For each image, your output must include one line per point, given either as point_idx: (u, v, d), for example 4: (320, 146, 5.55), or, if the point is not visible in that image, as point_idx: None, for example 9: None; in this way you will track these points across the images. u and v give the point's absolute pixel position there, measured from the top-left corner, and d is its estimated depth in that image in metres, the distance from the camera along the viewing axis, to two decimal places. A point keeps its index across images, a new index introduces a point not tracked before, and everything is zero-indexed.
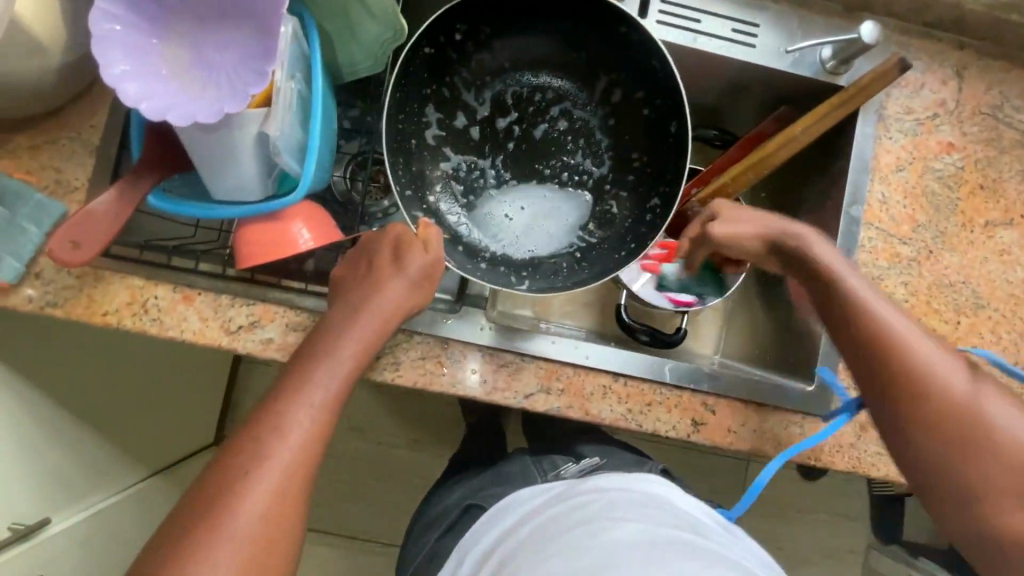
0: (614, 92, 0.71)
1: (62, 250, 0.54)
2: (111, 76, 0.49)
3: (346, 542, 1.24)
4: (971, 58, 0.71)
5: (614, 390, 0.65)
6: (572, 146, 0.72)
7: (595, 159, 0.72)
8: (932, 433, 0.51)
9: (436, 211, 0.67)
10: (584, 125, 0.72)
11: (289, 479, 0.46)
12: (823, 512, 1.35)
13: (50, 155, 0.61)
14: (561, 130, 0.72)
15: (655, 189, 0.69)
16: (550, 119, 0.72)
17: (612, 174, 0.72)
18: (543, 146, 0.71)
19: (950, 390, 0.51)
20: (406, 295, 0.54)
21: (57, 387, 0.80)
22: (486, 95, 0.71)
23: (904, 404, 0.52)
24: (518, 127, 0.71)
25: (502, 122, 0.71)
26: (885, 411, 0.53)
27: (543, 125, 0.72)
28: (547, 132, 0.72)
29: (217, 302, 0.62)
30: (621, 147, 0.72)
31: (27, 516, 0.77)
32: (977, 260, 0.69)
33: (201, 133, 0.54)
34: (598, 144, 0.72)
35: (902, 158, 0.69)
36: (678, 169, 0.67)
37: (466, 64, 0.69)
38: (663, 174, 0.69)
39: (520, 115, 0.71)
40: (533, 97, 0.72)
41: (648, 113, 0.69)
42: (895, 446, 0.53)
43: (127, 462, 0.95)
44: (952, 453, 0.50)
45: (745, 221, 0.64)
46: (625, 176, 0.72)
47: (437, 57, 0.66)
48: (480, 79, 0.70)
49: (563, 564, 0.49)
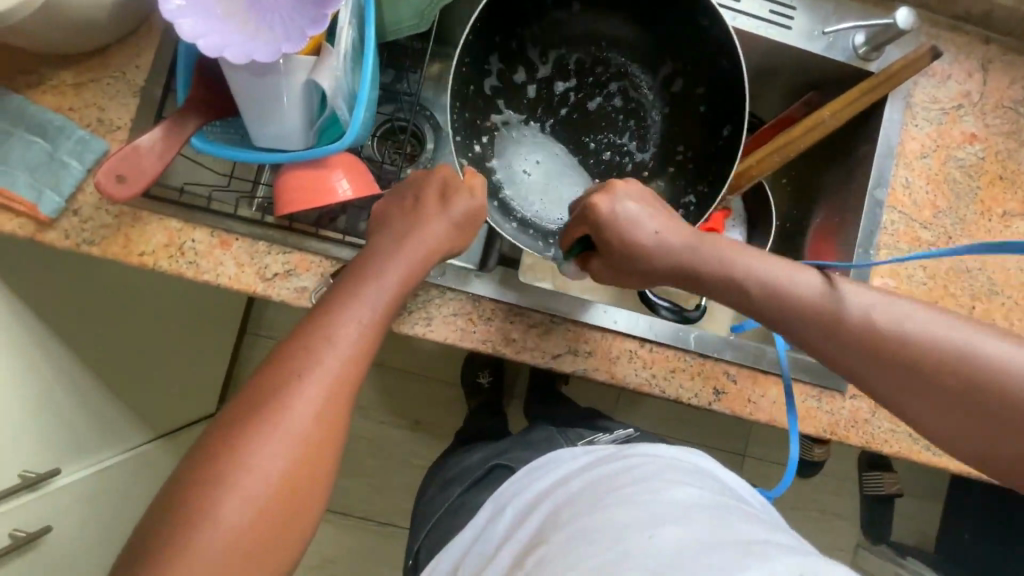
0: (675, 81, 0.74)
1: (109, 184, 0.56)
2: (169, 12, 0.49)
3: (343, 518, 1.23)
4: (997, 53, 0.73)
5: (640, 355, 0.67)
6: (622, 125, 0.76)
7: (640, 143, 0.76)
8: (960, 405, 0.46)
9: (481, 158, 0.71)
10: (637, 106, 0.76)
11: (334, 410, 0.47)
12: (815, 511, 1.33)
13: (92, 94, 0.62)
14: (614, 105, 0.77)
15: (695, 186, 0.73)
16: (605, 92, 0.77)
17: (653, 161, 0.76)
18: (594, 120, 0.76)
19: (924, 340, 0.47)
20: (448, 234, 0.57)
21: (80, 337, 0.77)
22: (551, 57, 0.75)
23: (914, 380, 0.47)
24: (574, 94, 0.77)
25: (559, 87, 0.76)
26: (899, 393, 0.48)
27: (598, 98, 0.77)
28: (600, 106, 0.77)
29: (254, 249, 0.62)
30: (669, 136, 0.75)
31: (41, 463, 0.74)
32: (993, 248, 0.71)
33: (251, 78, 0.53)
34: (647, 129, 0.76)
35: (927, 146, 0.71)
36: (723, 171, 0.69)
37: (540, 20, 0.73)
38: (705, 171, 0.72)
39: (578, 84, 0.77)
40: (595, 68, 0.76)
41: (703, 108, 0.72)
42: (922, 428, 0.49)
43: (137, 422, 0.91)
44: (959, 407, 0.46)
45: (637, 226, 0.54)
46: (666, 167, 0.75)
47: (515, 7, 0.70)
48: (549, 39, 0.75)
49: (620, 513, 0.50)
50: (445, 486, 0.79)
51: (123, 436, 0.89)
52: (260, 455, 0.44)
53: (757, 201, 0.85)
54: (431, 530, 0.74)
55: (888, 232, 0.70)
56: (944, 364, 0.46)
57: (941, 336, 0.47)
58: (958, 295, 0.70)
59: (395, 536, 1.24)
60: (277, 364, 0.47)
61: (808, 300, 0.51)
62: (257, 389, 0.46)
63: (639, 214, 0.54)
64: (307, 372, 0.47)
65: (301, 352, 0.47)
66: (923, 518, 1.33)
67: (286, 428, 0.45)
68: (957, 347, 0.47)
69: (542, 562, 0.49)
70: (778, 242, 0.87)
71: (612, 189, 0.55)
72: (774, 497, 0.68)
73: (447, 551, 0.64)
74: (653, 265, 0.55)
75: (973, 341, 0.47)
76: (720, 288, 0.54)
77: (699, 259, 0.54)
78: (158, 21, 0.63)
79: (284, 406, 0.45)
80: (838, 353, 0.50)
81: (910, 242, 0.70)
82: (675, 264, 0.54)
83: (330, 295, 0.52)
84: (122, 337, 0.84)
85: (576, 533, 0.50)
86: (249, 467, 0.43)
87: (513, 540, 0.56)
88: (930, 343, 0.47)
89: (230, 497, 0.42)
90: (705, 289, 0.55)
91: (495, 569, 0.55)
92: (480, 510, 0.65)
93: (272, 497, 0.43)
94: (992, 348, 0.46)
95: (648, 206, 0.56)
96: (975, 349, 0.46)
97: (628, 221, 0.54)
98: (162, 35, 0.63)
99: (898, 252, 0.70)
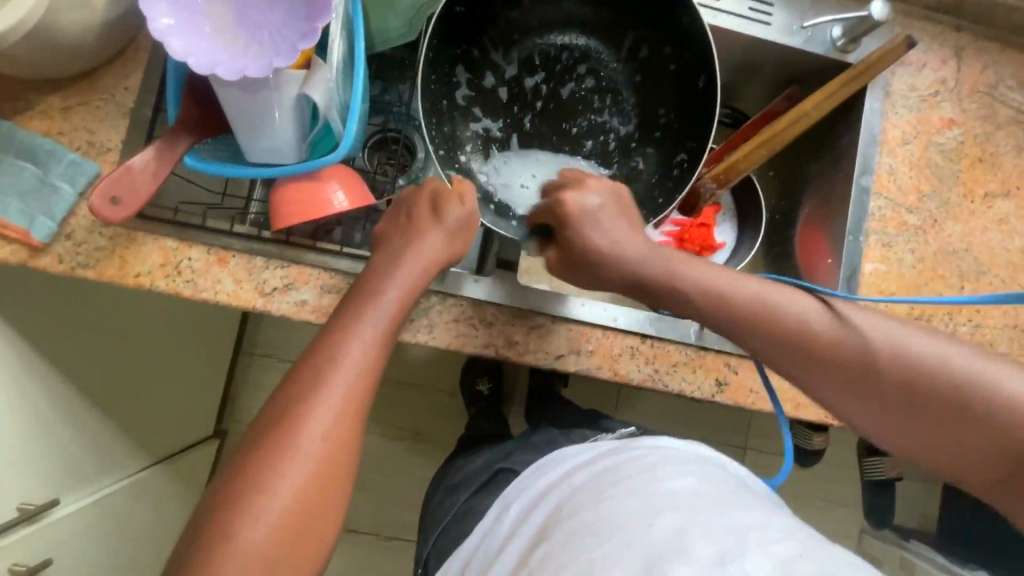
0: (640, 48, 0.76)
1: (104, 207, 0.55)
2: (158, 32, 0.49)
3: (348, 535, 1.22)
4: (969, 40, 0.75)
5: (641, 351, 0.67)
6: (599, 105, 0.78)
7: (622, 117, 0.78)
8: (861, 391, 0.47)
9: (468, 169, 0.72)
10: (611, 82, 0.78)
11: (338, 421, 0.47)
12: (818, 499, 1.34)
13: (82, 117, 0.61)
14: (587, 87, 0.78)
15: (683, 145, 0.73)
16: (576, 77, 0.78)
17: (638, 132, 0.77)
18: (570, 105, 0.77)
19: (846, 339, 0.48)
20: (444, 245, 0.58)
21: (74, 364, 0.76)
22: (514, 55, 0.76)
23: (830, 374, 0.49)
24: (545, 86, 0.77)
25: (530, 80, 0.77)
26: (819, 384, 0.50)
27: (570, 84, 0.78)
28: (574, 91, 0.78)
29: (252, 265, 0.62)
30: (647, 107, 0.77)
31: (39, 495, 0.72)
32: (978, 229, 0.73)
33: (243, 95, 0.53)
34: (625, 102, 0.78)
35: (908, 132, 0.73)
36: (705, 126, 0.70)
37: (494, 23, 0.74)
38: (689, 130, 0.73)
39: (547, 75, 0.77)
40: (559, 56, 0.77)
41: (674, 66, 0.73)
42: (855, 423, 0.49)
43: (137, 446, 0.90)
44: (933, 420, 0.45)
45: (603, 229, 0.56)
46: (651, 135, 0.77)
47: (468, 15, 0.71)
48: (508, 40, 0.76)
49: (623, 505, 0.50)
50: (453, 485, 0.79)
51: (121, 462, 0.87)
52: (277, 477, 0.44)
53: (745, 194, 0.87)
54: (440, 534, 0.74)
55: (876, 218, 0.72)
56: (882, 364, 0.46)
57: (904, 344, 0.46)
58: (947, 276, 0.72)
59: (402, 550, 1.23)
60: (290, 386, 0.48)
61: (741, 305, 0.52)
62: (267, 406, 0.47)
63: (603, 218, 0.57)
64: (315, 394, 0.47)
65: (311, 368, 0.48)
66: (924, 501, 1.34)
67: (299, 449, 0.45)
68: (898, 342, 0.46)
69: (545, 557, 0.50)
70: (768, 235, 0.89)
71: (585, 189, 0.58)
72: (779, 481, 0.67)
73: (458, 551, 0.64)
74: (624, 268, 0.56)
75: (914, 338, 0.47)
76: (661, 296, 0.55)
77: (656, 263, 0.55)
78: (146, 42, 0.63)
79: (296, 428, 0.45)
80: (761, 347, 0.52)
81: (897, 227, 0.72)
82: (636, 267, 0.56)
83: (336, 314, 0.52)
84: (117, 361, 0.82)
85: (578, 526, 0.50)
86: (268, 490, 0.43)
87: (517, 534, 0.56)
88: (855, 338, 0.48)
89: (251, 526, 0.42)
90: (650, 293, 0.56)
91: (502, 564, 0.55)
92: (488, 511, 0.65)
93: (281, 513, 0.43)
94: (956, 357, 0.45)
95: (616, 211, 0.58)
96: (959, 360, 0.45)
97: (592, 223, 0.57)
98: (150, 54, 0.63)
99: (886, 237, 0.71)
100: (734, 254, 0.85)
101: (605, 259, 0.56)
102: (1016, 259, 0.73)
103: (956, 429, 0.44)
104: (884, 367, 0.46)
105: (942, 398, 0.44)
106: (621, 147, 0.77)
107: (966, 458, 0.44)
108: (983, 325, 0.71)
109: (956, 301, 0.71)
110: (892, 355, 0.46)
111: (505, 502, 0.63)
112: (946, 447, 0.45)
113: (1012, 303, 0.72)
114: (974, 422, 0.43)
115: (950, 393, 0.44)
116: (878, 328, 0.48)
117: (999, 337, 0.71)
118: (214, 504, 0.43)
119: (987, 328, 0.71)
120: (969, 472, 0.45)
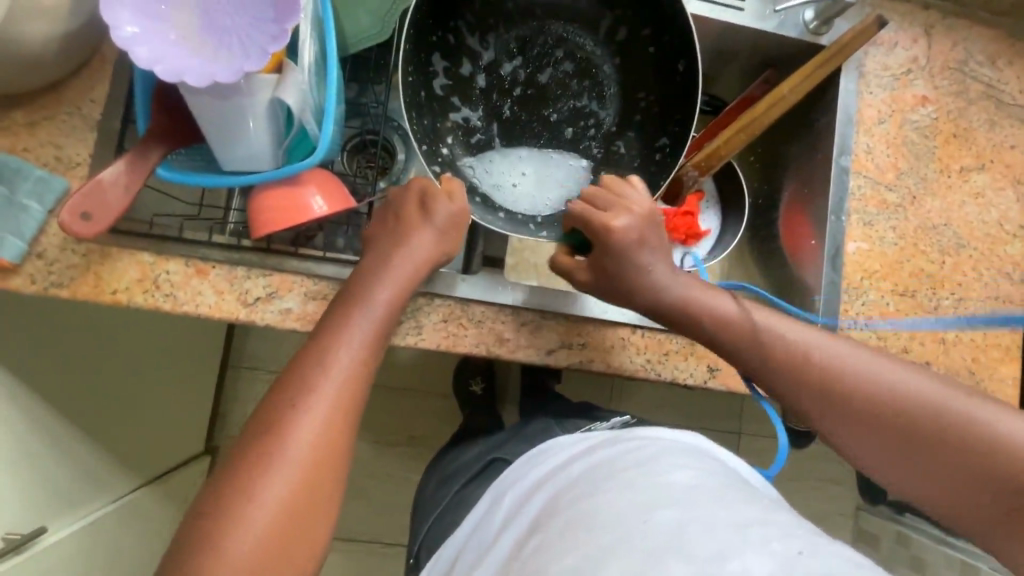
0: (618, 29, 0.75)
1: (75, 223, 0.54)
2: (123, 40, 0.48)
3: (348, 545, 1.20)
4: (938, 18, 0.76)
5: (632, 342, 0.67)
6: (578, 89, 0.77)
7: (602, 102, 0.77)
8: (851, 418, 0.52)
9: (452, 162, 0.72)
10: (589, 65, 0.77)
11: (331, 433, 0.46)
12: (813, 480, 1.35)
13: (48, 131, 0.60)
14: (565, 71, 0.77)
15: (666, 128, 0.73)
16: (554, 61, 0.77)
17: (619, 117, 0.77)
18: (549, 91, 0.76)
19: (832, 368, 0.53)
20: (433, 245, 0.57)
21: (53, 388, 0.74)
22: (490, 41, 0.75)
23: (822, 399, 0.53)
24: (523, 72, 0.76)
25: (508, 67, 0.76)
26: (813, 410, 0.54)
27: (548, 69, 0.77)
28: (552, 76, 0.77)
29: (233, 275, 0.61)
30: (627, 91, 0.76)
31: (24, 523, 0.69)
32: (956, 203, 0.74)
33: (214, 101, 0.52)
34: (604, 87, 0.77)
35: (883, 111, 0.74)
36: (687, 107, 0.71)
37: (469, 7, 0.73)
38: (670, 113, 0.73)
39: (524, 60, 0.76)
40: (536, 41, 0.77)
41: (653, 49, 0.74)
42: (845, 447, 0.53)
43: (123, 468, 0.88)
44: (896, 447, 0.50)
45: (643, 262, 0.59)
46: (632, 117, 0.76)
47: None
48: (483, 24, 0.75)
49: (618, 499, 0.49)
50: (446, 485, 0.79)
51: (110, 485, 0.85)
52: (261, 485, 0.43)
53: (727, 181, 0.87)
54: (431, 526, 0.73)
55: (856, 197, 0.72)
56: (862, 391, 0.52)
57: (894, 382, 0.52)
58: (928, 252, 0.73)
59: (402, 556, 1.21)
60: (278, 392, 0.47)
61: (750, 331, 0.57)
62: (261, 418, 0.46)
63: (641, 246, 0.59)
64: (306, 403, 0.46)
65: (303, 377, 0.47)
66: None
67: (288, 454, 0.44)
68: (880, 376, 0.52)
69: (538, 548, 0.49)
70: (751, 220, 0.89)
71: (626, 214, 0.59)
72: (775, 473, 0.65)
73: (450, 540, 0.64)
74: (650, 297, 0.60)
75: (882, 370, 0.52)
76: (678, 319, 0.59)
77: (677, 295, 0.59)
78: (111, 51, 0.62)
79: (285, 435, 0.45)
80: (765, 370, 0.56)
81: (878, 206, 0.73)
82: (663, 297, 0.59)
83: (325, 322, 0.51)
84: (100, 380, 0.80)
85: (572, 521, 0.49)
86: (254, 497, 0.42)
87: (510, 526, 0.56)
88: (845, 368, 0.53)
89: (239, 533, 0.41)
90: (675, 321, 0.60)
91: (494, 557, 0.54)
92: (478, 502, 0.65)
93: (273, 532, 0.42)
94: (927, 390, 0.51)
95: (653, 238, 0.60)
96: (929, 393, 0.51)
97: (630, 250, 0.59)
98: (116, 65, 0.62)
99: (867, 216, 0.72)
100: (718, 241, 0.86)
101: (638, 285, 0.59)
102: (994, 232, 0.74)
103: (925, 461, 0.49)
104: (864, 398, 0.52)
105: (913, 428, 0.50)
106: (602, 135, 0.76)
107: (940, 484, 0.49)
108: (963, 298, 0.72)
109: (937, 276, 0.72)
110: (868, 383, 0.52)
111: (497, 495, 0.63)
112: (923, 476, 0.50)
113: (992, 274, 0.73)
114: (937, 456, 0.49)
115: (912, 426, 0.50)
116: (861, 360, 0.53)
117: (981, 310, 0.72)
118: (205, 522, 0.42)
119: (968, 302, 0.72)
120: (935, 501, 0.50)
